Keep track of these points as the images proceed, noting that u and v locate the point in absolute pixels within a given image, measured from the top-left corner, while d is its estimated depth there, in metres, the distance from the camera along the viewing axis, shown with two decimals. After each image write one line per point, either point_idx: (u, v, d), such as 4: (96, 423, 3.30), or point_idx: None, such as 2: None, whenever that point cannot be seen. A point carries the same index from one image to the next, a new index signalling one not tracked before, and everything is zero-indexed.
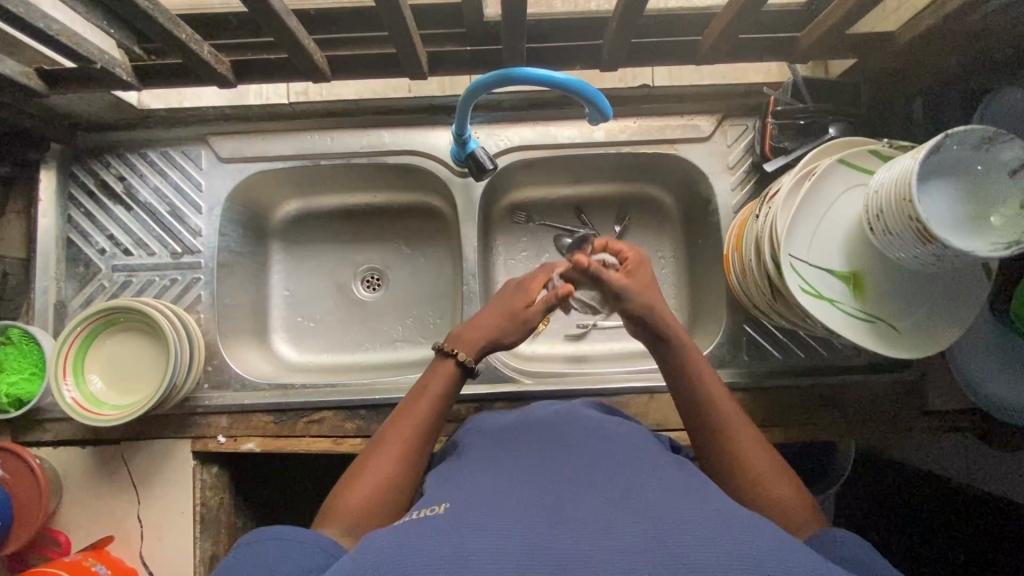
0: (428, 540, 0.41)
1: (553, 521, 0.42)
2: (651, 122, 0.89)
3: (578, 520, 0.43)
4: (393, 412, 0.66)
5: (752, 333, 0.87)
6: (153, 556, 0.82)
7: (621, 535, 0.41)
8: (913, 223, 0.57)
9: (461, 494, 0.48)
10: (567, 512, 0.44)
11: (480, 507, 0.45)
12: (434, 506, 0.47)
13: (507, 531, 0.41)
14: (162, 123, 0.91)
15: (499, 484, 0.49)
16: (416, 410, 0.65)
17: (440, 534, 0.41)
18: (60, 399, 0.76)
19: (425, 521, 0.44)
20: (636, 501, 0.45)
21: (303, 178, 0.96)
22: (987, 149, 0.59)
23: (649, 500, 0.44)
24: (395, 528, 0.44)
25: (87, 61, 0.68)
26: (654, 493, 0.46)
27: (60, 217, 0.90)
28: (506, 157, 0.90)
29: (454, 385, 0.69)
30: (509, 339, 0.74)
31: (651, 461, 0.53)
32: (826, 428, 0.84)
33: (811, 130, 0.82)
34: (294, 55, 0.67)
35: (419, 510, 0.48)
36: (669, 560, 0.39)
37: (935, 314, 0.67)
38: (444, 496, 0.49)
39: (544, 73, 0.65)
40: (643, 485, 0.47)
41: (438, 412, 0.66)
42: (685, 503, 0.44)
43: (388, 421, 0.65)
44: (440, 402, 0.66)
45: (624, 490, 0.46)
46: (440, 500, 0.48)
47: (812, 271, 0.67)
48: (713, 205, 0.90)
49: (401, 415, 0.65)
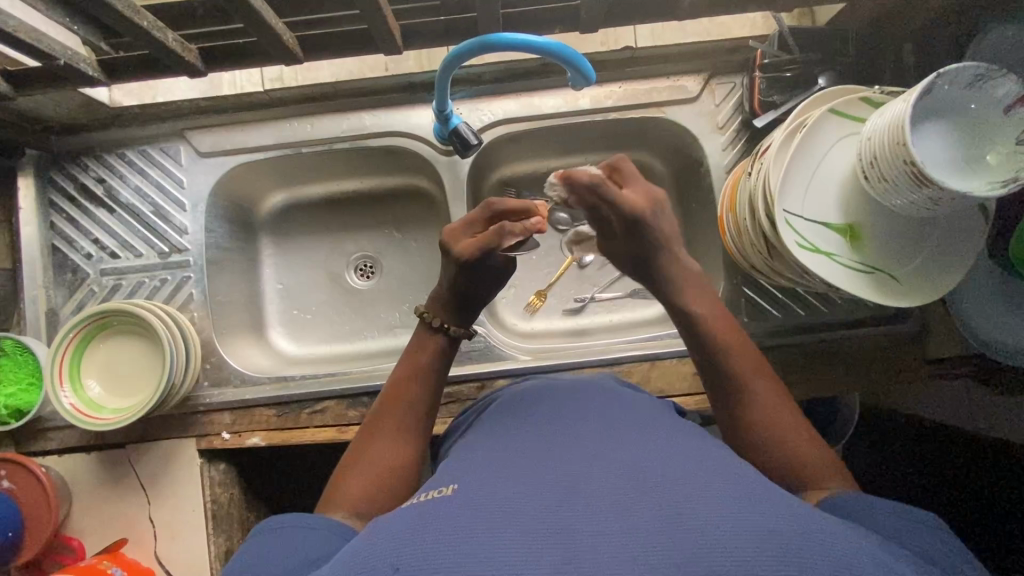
0: (434, 526, 0.40)
1: (559, 493, 0.42)
2: (637, 86, 0.87)
3: (585, 490, 0.42)
4: (384, 395, 0.66)
5: (751, 294, 0.86)
6: (168, 555, 0.82)
7: (626, 505, 0.40)
8: (908, 167, 0.56)
9: (473, 475, 0.47)
10: (574, 484, 0.43)
11: (486, 484, 0.44)
12: (447, 487, 0.46)
13: (518, 513, 0.40)
14: (137, 120, 0.89)
15: (504, 461, 0.48)
16: (411, 390, 0.65)
17: (445, 520, 0.40)
18: (58, 406, 0.75)
19: (431, 506, 0.43)
20: (641, 466, 0.44)
21: (287, 168, 0.94)
22: (980, 87, 0.57)
23: (659, 467, 0.44)
24: (398, 515, 0.44)
25: (50, 59, 0.65)
26: (663, 462, 0.45)
27: (43, 224, 0.88)
28: (491, 132, 0.88)
29: (442, 358, 0.69)
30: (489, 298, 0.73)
31: (655, 428, 0.53)
32: (830, 384, 0.84)
33: (800, 82, 0.80)
34: (264, 38, 0.65)
35: (425, 494, 0.47)
36: (670, 523, 0.38)
37: (934, 259, 0.66)
38: (454, 475, 0.49)
39: (521, 38, 0.63)
40: (648, 451, 0.47)
41: (433, 385, 0.66)
42: (695, 472, 0.44)
43: (381, 402, 0.65)
44: (434, 378, 0.67)
45: (628, 457, 0.46)
46: (451, 481, 0.47)
47: (808, 225, 0.66)
48: (704, 166, 0.88)
49: (395, 397, 0.64)
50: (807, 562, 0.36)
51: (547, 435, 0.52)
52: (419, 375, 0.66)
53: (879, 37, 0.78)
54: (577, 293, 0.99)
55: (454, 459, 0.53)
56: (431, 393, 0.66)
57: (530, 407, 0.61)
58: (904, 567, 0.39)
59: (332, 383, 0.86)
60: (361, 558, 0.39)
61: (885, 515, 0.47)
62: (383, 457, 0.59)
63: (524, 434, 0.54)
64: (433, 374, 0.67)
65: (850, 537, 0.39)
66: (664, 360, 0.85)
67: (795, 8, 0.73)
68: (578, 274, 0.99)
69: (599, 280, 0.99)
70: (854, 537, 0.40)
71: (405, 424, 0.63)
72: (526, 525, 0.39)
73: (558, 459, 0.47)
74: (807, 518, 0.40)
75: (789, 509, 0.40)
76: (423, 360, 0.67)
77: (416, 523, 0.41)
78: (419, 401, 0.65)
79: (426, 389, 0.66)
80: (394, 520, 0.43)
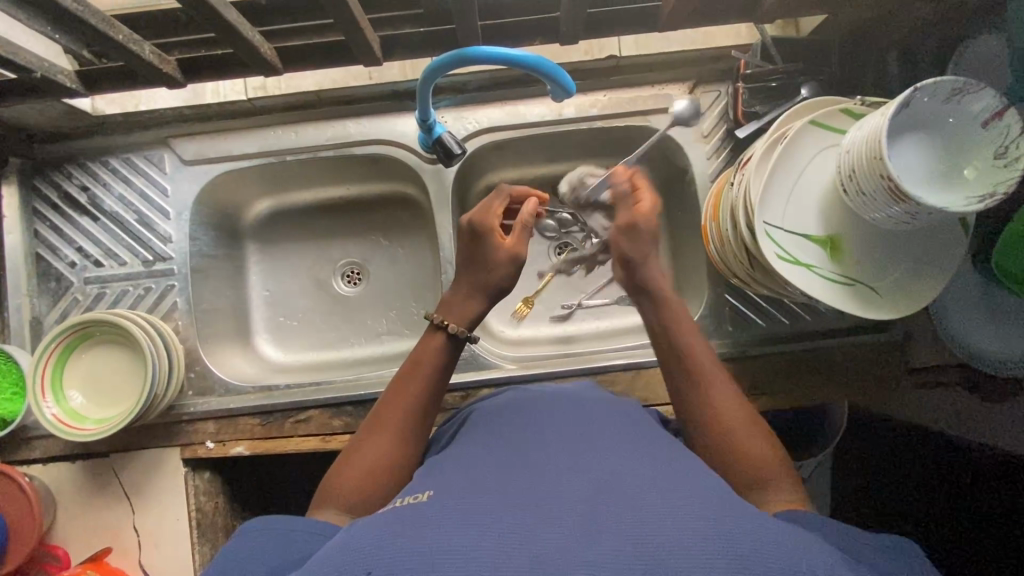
0: (406, 530, 0.40)
1: (530, 503, 0.42)
2: (621, 95, 0.86)
3: (553, 496, 0.43)
4: (385, 393, 0.66)
5: (735, 303, 0.86)
6: (153, 564, 0.82)
7: (598, 514, 0.40)
8: (885, 182, 0.56)
9: (445, 482, 0.47)
10: (544, 493, 0.43)
11: (461, 492, 0.44)
12: (420, 495, 0.46)
13: (486, 519, 0.40)
14: (121, 128, 0.89)
15: (479, 471, 0.48)
16: (411, 391, 0.64)
17: (418, 525, 0.40)
18: (40, 417, 0.75)
19: (405, 511, 0.43)
20: (614, 477, 0.44)
21: (272, 176, 0.94)
22: (957, 101, 0.57)
23: (630, 478, 0.45)
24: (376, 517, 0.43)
25: (26, 71, 0.65)
26: (636, 474, 0.45)
27: (27, 233, 0.88)
28: (476, 140, 0.88)
29: (444, 360, 0.67)
30: (488, 280, 0.69)
31: (628, 437, 0.53)
32: (815, 394, 0.84)
33: (782, 92, 0.80)
34: (240, 50, 0.65)
35: (404, 499, 0.47)
36: (643, 530, 0.38)
37: (914, 272, 0.66)
38: (429, 483, 0.49)
39: (498, 52, 0.63)
40: (623, 462, 0.47)
41: (434, 385, 0.66)
42: (668, 483, 0.44)
43: (381, 401, 0.65)
44: (434, 379, 0.66)
45: (602, 468, 0.46)
46: (426, 488, 0.47)
47: (788, 237, 0.66)
48: (689, 175, 0.88)
49: (393, 396, 0.64)
50: (770, 568, 0.36)
51: (524, 447, 0.52)
52: (418, 375, 0.65)
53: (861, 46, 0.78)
54: (564, 300, 0.99)
55: (431, 469, 0.53)
56: (430, 393, 0.65)
57: (509, 417, 0.61)
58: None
59: (316, 392, 0.85)
60: (328, 558, 0.40)
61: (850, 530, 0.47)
62: (378, 457, 0.59)
63: (502, 445, 0.53)
64: (432, 373, 0.66)
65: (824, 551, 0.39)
66: (649, 369, 0.85)
67: (776, 19, 0.74)
68: (565, 281, 0.99)
69: (587, 286, 0.99)
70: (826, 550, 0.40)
71: (402, 423, 0.62)
72: (497, 534, 0.39)
73: (535, 471, 0.47)
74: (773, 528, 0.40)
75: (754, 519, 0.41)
76: (426, 360, 0.66)
77: (389, 528, 0.40)
78: (416, 402, 0.64)
79: (423, 390, 0.65)
80: (371, 522, 0.42)
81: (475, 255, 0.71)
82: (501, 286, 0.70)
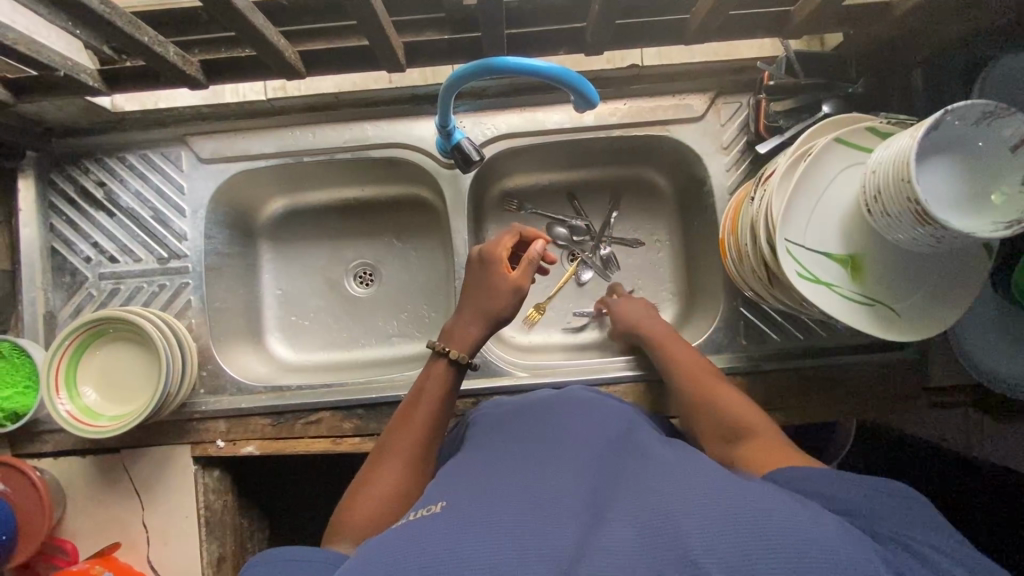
0: (424, 546, 0.39)
1: (550, 518, 0.42)
2: (642, 104, 0.86)
3: (573, 515, 0.42)
4: (391, 422, 0.66)
5: (749, 316, 0.86)
6: (161, 560, 0.82)
7: (618, 529, 0.40)
8: (912, 205, 0.55)
9: (460, 491, 0.47)
10: (558, 508, 0.43)
11: (480, 500, 0.44)
12: (433, 504, 0.46)
13: (506, 532, 0.40)
14: (138, 125, 0.89)
15: (497, 479, 0.48)
16: (417, 417, 0.64)
17: (437, 537, 0.40)
18: (54, 413, 0.75)
19: (424, 521, 0.43)
20: (633, 487, 0.44)
21: (288, 175, 0.93)
22: (988, 125, 0.56)
23: (644, 481, 0.44)
24: (397, 529, 0.44)
25: (50, 69, 0.65)
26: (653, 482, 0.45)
27: (43, 226, 0.88)
28: (493, 146, 0.88)
29: (450, 384, 0.68)
30: (492, 306, 0.69)
31: (645, 442, 0.52)
32: (827, 410, 0.83)
33: (805, 107, 0.79)
34: (263, 52, 0.64)
35: (417, 511, 0.47)
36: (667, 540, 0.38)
37: (933, 293, 0.66)
38: (444, 492, 0.49)
39: (524, 62, 0.62)
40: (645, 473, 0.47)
41: (440, 410, 0.66)
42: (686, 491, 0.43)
43: (389, 429, 0.65)
44: (439, 404, 0.66)
45: (614, 478, 0.46)
46: (439, 498, 0.48)
47: (809, 255, 0.66)
48: (707, 186, 0.88)
49: (400, 424, 0.64)
50: (801, 563, 0.35)
51: (541, 454, 0.52)
52: (422, 401, 0.66)
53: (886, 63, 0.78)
54: (577, 308, 0.98)
55: (448, 478, 0.52)
56: (437, 418, 0.65)
57: (523, 423, 0.61)
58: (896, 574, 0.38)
59: (328, 393, 0.85)
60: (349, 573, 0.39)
61: (888, 502, 0.45)
62: (387, 483, 0.59)
63: (518, 451, 0.53)
64: (437, 398, 0.66)
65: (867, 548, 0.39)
66: (661, 380, 0.85)
67: (802, 35, 0.73)
68: (577, 289, 0.98)
69: (599, 294, 0.98)
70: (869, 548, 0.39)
71: (411, 448, 0.62)
72: (518, 551, 0.39)
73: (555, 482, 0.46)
74: (798, 516, 0.39)
75: (773, 503, 0.40)
76: (431, 386, 0.67)
77: (410, 541, 0.40)
78: (424, 428, 0.64)
79: (430, 415, 0.65)
80: (392, 535, 0.43)
81: (482, 282, 0.71)
82: (500, 317, 0.70)
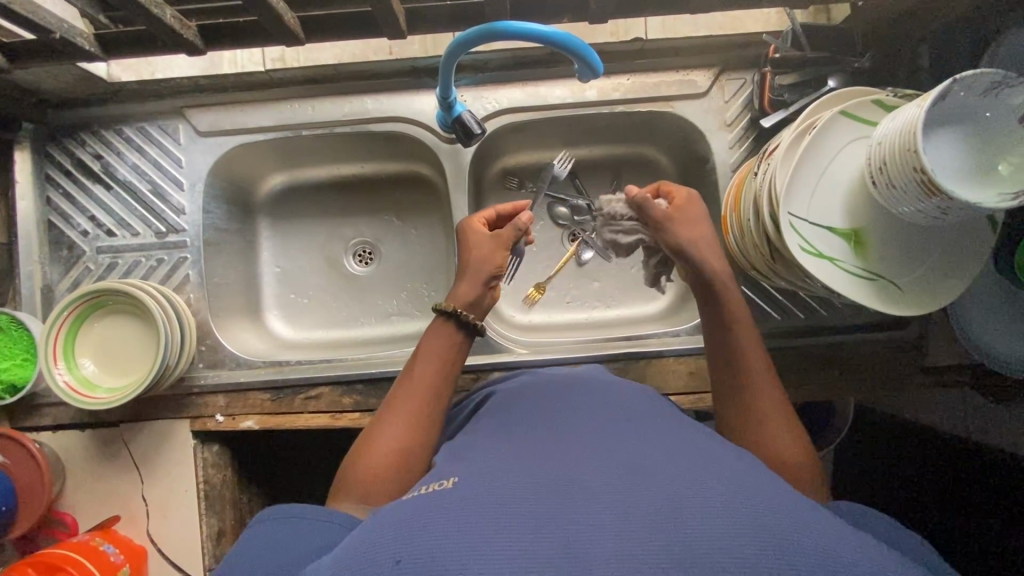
0: (432, 521, 0.38)
1: (558, 488, 0.41)
2: (645, 79, 0.85)
3: (581, 485, 0.42)
4: (396, 383, 0.66)
5: (750, 295, 0.86)
6: (160, 534, 0.82)
7: (626, 502, 0.39)
8: (918, 175, 0.54)
9: (468, 468, 0.46)
10: (565, 478, 0.42)
11: (486, 475, 0.44)
12: (443, 480, 0.45)
13: (511, 506, 0.40)
14: (135, 96, 0.88)
15: (502, 456, 0.47)
16: (420, 377, 0.64)
17: (445, 513, 0.39)
18: (52, 384, 0.75)
19: (432, 495, 0.43)
20: (640, 463, 0.44)
21: (288, 150, 0.93)
22: (996, 95, 0.56)
23: (653, 464, 0.43)
24: (403, 503, 0.43)
25: (45, 31, 0.64)
26: (657, 456, 0.45)
27: (39, 199, 0.87)
28: (495, 121, 0.87)
29: (455, 346, 0.68)
30: (493, 262, 0.72)
31: (649, 422, 0.52)
32: (828, 390, 0.83)
33: (810, 82, 0.79)
34: (263, 17, 0.63)
35: (427, 485, 0.46)
36: (677, 525, 0.37)
37: (937, 270, 0.65)
38: (451, 468, 0.48)
39: (525, 27, 0.61)
40: (651, 448, 0.46)
41: (442, 369, 0.66)
42: (690, 466, 0.43)
43: (393, 390, 0.65)
44: (442, 363, 0.66)
45: (623, 454, 0.45)
46: (449, 474, 0.46)
47: (813, 230, 0.65)
48: (710, 164, 0.87)
49: (406, 384, 0.64)
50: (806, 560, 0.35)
51: (545, 431, 0.51)
52: (426, 359, 0.66)
53: (893, 37, 0.77)
54: (577, 287, 0.98)
55: (452, 454, 0.52)
56: (441, 378, 0.65)
57: (526, 402, 0.60)
58: (890, 559, 0.39)
59: (328, 369, 0.85)
60: (354, 552, 0.39)
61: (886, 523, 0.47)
62: (391, 443, 0.59)
63: (522, 429, 0.53)
64: (442, 359, 0.66)
65: (869, 544, 0.39)
66: (662, 358, 0.84)
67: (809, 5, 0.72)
68: (577, 269, 0.98)
69: (599, 275, 0.98)
70: (874, 547, 0.39)
71: (417, 409, 0.62)
72: (525, 525, 0.38)
73: (559, 455, 0.46)
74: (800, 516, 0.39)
75: (778, 501, 0.40)
76: (435, 346, 0.67)
77: (416, 516, 0.39)
78: (425, 386, 0.64)
79: (433, 376, 0.65)
80: (398, 510, 0.41)
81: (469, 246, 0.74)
82: (493, 270, 0.72)
